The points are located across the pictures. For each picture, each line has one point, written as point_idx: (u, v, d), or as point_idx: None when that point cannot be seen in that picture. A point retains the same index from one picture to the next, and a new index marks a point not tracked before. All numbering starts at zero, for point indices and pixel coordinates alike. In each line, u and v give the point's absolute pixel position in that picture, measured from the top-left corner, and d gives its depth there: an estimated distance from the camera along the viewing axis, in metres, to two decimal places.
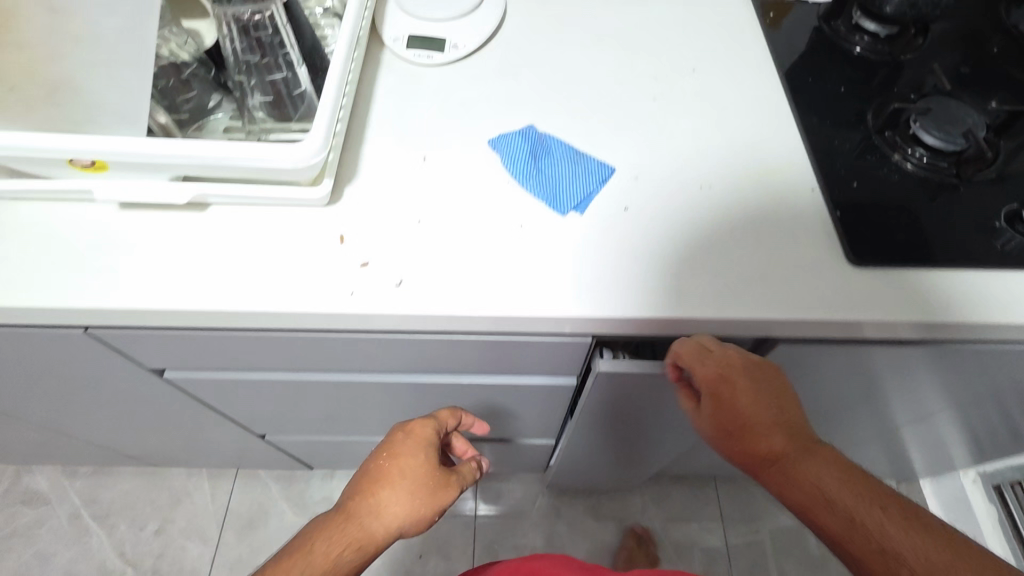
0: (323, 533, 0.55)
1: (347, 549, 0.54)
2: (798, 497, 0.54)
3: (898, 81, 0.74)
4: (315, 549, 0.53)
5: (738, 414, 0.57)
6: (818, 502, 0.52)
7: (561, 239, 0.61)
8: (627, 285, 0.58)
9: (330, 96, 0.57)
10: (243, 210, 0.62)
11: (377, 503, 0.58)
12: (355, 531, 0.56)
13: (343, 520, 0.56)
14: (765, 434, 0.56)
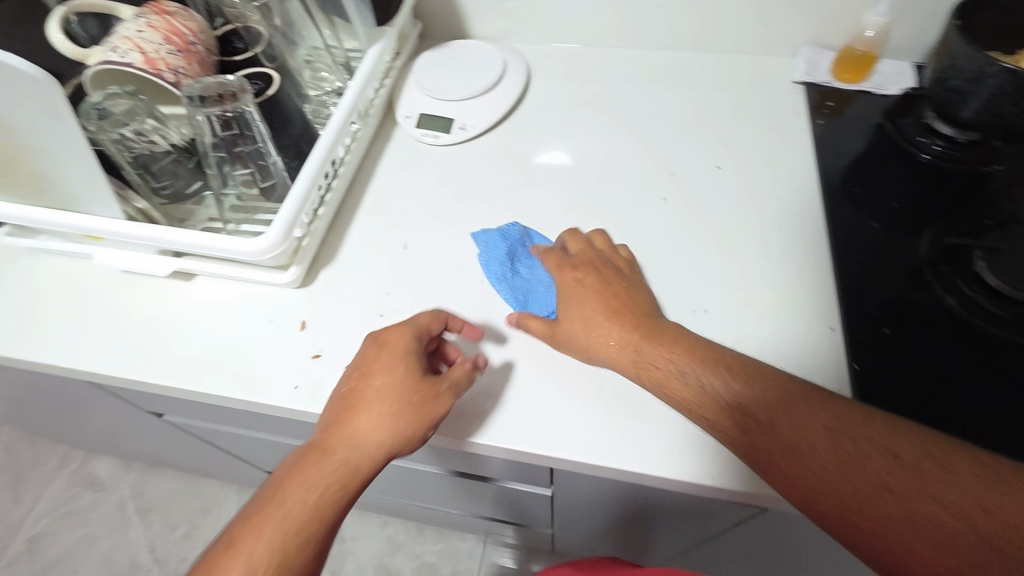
0: (267, 508, 0.46)
1: (298, 531, 0.45)
2: (825, 470, 0.42)
3: (973, 200, 0.61)
4: (256, 534, 0.44)
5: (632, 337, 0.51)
6: (798, 459, 0.42)
7: (522, 354, 0.56)
8: (583, 419, 0.52)
9: (301, 187, 0.57)
10: (224, 284, 0.64)
11: (326, 472, 0.47)
12: (307, 498, 0.46)
13: (294, 487, 0.46)
14: (781, 430, 0.44)
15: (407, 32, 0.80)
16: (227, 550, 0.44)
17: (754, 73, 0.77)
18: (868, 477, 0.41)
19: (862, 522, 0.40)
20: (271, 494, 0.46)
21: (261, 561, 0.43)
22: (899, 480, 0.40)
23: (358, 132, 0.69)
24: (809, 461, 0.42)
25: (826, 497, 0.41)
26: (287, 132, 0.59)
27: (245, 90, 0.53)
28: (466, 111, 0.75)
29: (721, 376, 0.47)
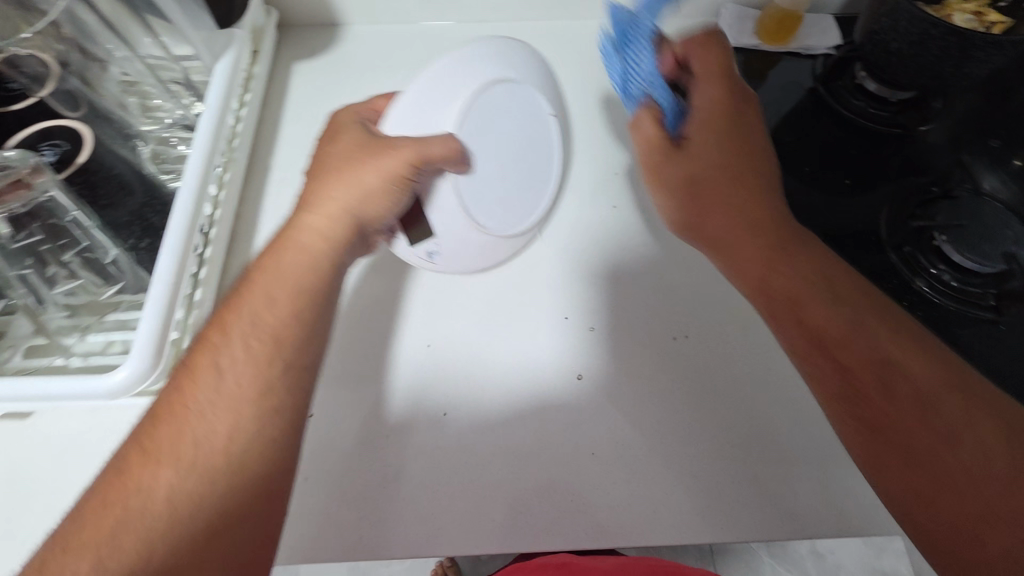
0: (221, 397, 0.36)
1: (268, 396, 0.37)
2: (789, 282, 0.43)
3: (917, 166, 0.61)
4: (204, 403, 0.36)
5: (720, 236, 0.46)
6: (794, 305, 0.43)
7: (498, 432, 0.48)
8: (585, 496, 0.45)
9: (165, 280, 0.41)
10: (80, 414, 0.47)
11: (292, 336, 0.39)
12: (288, 366, 0.38)
13: (234, 364, 0.37)
14: (736, 222, 0.46)
15: (262, 24, 0.62)
16: (150, 437, 0.35)
17: (677, 39, 0.70)
18: (860, 326, 0.41)
19: (818, 349, 0.41)
20: (199, 349, 0.38)
21: (222, 445, 0.35)
22: (896, 335, 0.40)
23: (226, 176, 0.53)
24: (778, 275, 0.44)
25: (819, 335, 0.41)
26: (123, 204, 0.43)
27: (40, 170, 0.37)
28: (479, 247, 0.50)
29: (732, 166, 0.46)
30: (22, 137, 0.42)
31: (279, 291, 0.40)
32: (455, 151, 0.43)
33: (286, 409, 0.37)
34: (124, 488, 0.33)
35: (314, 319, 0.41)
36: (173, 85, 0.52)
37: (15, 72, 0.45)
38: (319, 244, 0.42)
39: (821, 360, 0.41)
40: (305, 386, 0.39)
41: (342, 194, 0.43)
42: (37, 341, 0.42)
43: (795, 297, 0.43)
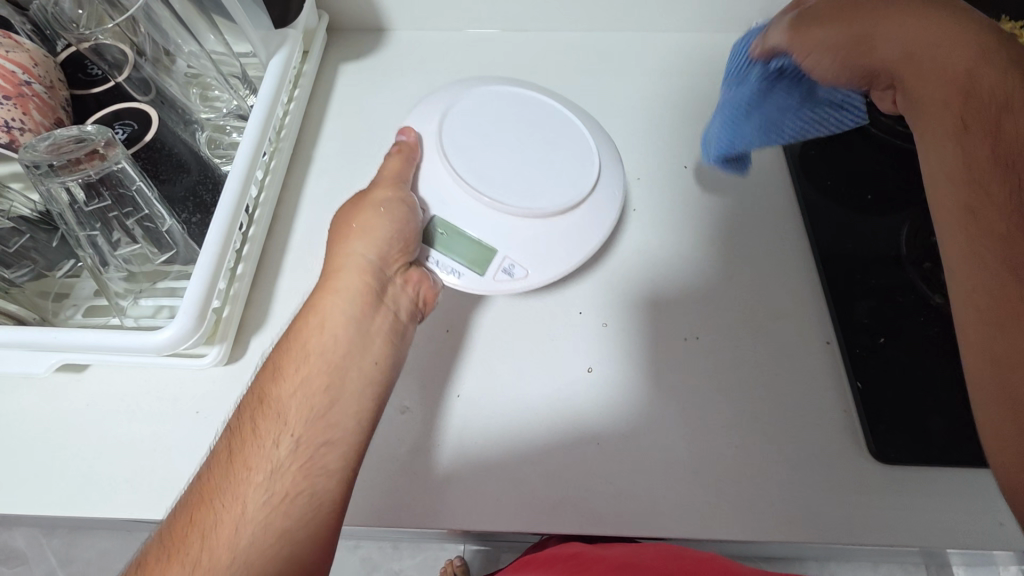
0: (228, 488, 0.41)
1: (279, 490, 0.41)
2: (1012, 137, 0.38)
3: None
4: (230, 498, 0.40)
5: (939, 66, 0.40)
6: (993, 105, 0.39)
7: (508, 416, 0.50)
8: (587, 484, 0.47)
9: (212, 251, 0.45)
10: (128, 373, 0.52)
11: (300, 418, 0.43)
12: (307, 460, 0.42)
13: (248, 460, 0.41)
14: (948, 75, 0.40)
15: (315, 26, 0.67)
16: (180, 520, 0.40)
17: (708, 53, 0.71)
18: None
19: (977, 218, 0.37)
20: (234, 446, 0.42)
21: (232, 533, 0.39)
22: (994, 220, 0.37)
23: (271, 163, 0.58)
24: (1011, 158, 0.38)
25: (1010, 157, 0.38)
26: (179, 180, 0.46)
27: (113, 144, 0.41)
28: (569, 225, 0.52)
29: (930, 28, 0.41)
30: (97, 118, 0.46)
31: (290, 370, 0.45)
32: (400, 154, 0.53)
33: (300, 503, 0.41)
34: (159, 566, 0.38)
35: (329, 401, 0.44)
36: (230, 79, 0.56)
37: (97, 60, 0.48)
38: (343, 330, 0.47)
39: (1015, 217, 0.36)
40: (325, 482, 0.42)
41: (358, 242, 0.48)
42: (97, 301, 0.48)
43: (981, 167, 0.38)
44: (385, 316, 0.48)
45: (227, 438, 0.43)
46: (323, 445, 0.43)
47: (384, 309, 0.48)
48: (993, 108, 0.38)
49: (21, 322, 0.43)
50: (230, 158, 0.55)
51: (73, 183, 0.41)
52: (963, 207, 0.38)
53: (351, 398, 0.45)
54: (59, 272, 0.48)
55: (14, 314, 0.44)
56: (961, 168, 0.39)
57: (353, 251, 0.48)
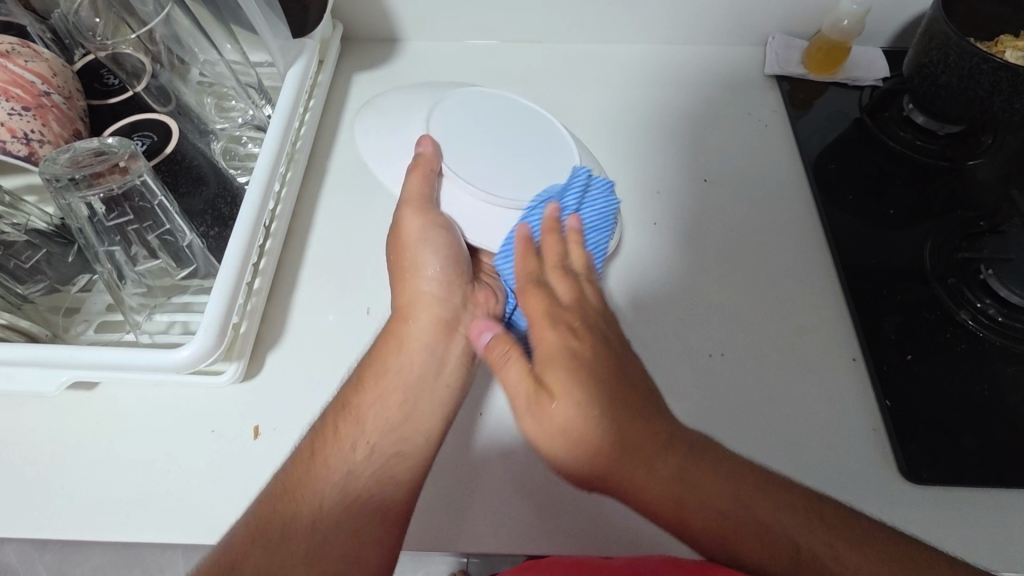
0: (302, 485, 0.42)
1: (352, 492, 0.43)
2: (765, 556, 0.41)
3: (965, 200, 0.60)
4: (325, 478, 0.43)
5: (665, 493, 0.42)
6: (682, 515, 0.42)
7: (533, 435, 0.49)
8: (611, 505, 0.46)
9: (231, 267, 0.43)
10: (141, 390, 0.50)
11: (375, 418, 0.46)
12: (384, 461, 0.45)
13: (346, 466, 0.44)
14: (648, 424, 0.44)
15: (330, 36, 0.66)
16: (287, 491, 0.42)
17: (724, 66, 0.71)
18: (739, 490, 0.42)
19: (736, 534, 0.41)
20: (316, 446, 0.44)
21: (327, 509, 0.42)
22: (784, 499, 0.41)
23: (288, 174, 0.56)
24: (699, 504, 0.42)
25: (794, 555, 0.40)
26: (198, 194, 0.45)
27: (136, 157, 0.40)
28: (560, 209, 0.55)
29: (591, 415, 0.44)
30: (114, 129, 0.45)
31: (365, 395, 0.47)
32: (420, 171, 0.51)
33: (401, 468, 0.45)
34: (272, 533, 0.40)
35: (406, 406, 0.48)
36: (247, 88, 0.55)
37: (116, 69, 0.46)
38: (421, 360, 0.49)
39: (793, 565, 0.40)
40: (414, 475, 0.44)
41: (418, 281, 0.51)
42: (111, 317, 0.46)
43: (677, 510, 0.42)
44: (441, 331, 0.51)
45: (328, 421, 0.45)
46: (420, 427, 0.47)
47: (456, 333, 0.52)
48: (633, 473, 0.43)
49: (33, 339, 0.42)
50: (247, 169, 0.54)
51: (93, 198, 0.40)
52: (766, 547, 0.41)
53: (420, 415, 0.47)
54: (73, 285, 0.46)
55: (27, 332, 0.42)
56: (713, 522, 0.42)
57: (410, 281, 0.51)
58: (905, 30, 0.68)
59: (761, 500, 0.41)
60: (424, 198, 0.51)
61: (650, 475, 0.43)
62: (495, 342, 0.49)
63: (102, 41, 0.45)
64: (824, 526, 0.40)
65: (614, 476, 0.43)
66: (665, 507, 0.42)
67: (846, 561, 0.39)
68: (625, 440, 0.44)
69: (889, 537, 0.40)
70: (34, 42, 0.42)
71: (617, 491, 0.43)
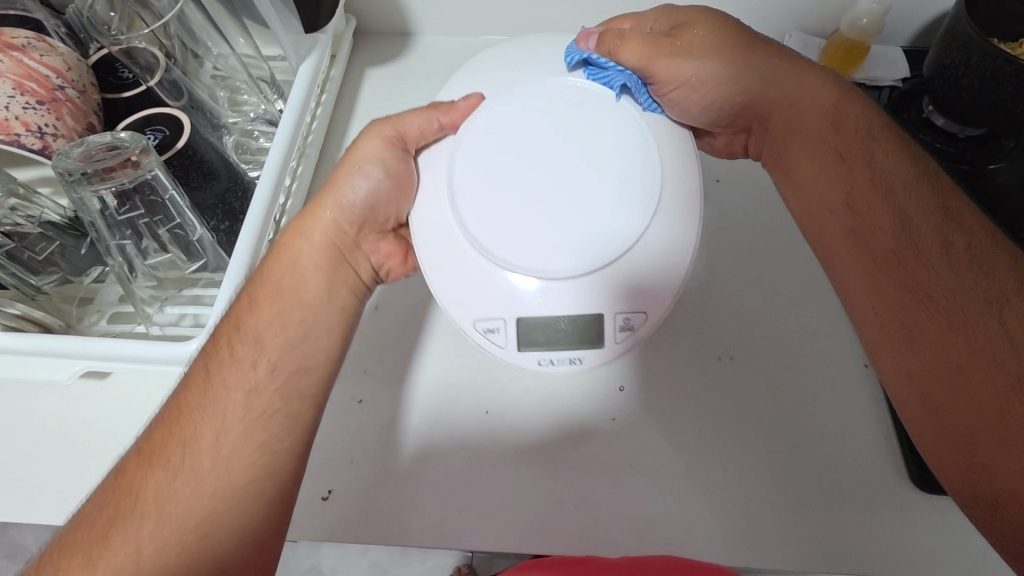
0: (178, 430, 0.38)
1: (251, 439, 0.38)
2: (960, 297, 0.39)
3: (986, 204, 0.59)
4: (194, 441, 0.37)
5: (835, 193, 0.44)
6: (936, 248, 0.40)
7: (539, 433, 0.49)
8: (615, 506, 0.46)
9: (239, 264, 0.44)
10: (152, 380, 0.51)
11: (268, 350, 0.41)
12: (280, 385, 0.41)
13: (234, 408, 0.39)
14: (827, 97, 0.46)
15: (342, 30, 0.66)
16: (148, 453, 0.37)
17: None
18: (914, 219, 0.41)
19: (877, 233, 0.42)
20: (194, 391, 0.39)
21: (195, 487, 0.36)
22: (949, 218, 0.41)
23: (298, 168, 0.57)
24: (902, 218, 0.42)
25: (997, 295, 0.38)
26: (210, 188, 0.45)
27: (147, 151, 0.40)
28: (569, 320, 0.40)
29: (738, 85, 0.45)
30: (128, 123, 0.46)
31: (256, 315, 0.41)
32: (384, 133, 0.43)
33: (277, 424, 0.39)
34: (127, 499, 0.35)
35: (304, 350, 0.42)
36: (259, 82, 0.55)
37: (130, 62, 0.47)
38: (300, 288, 0.43)
39: (962, 318, 0.38)
40: (285, 454, 0.39)
41: (320, 215, 0.44)
42: (122, 308, 0.47)
43: (887, 247, 0.41)
44: (315, 245, 0.44)
45: (203, 347, 0.41)
46: (298, 378, 0.42)
47: (349, 266, 0.46)
48: (955, 287, 0.39)
49: (46, 329, 0.43)
50: (258, 163, 0.54)
51: (105, 191, 0.40)
52: (916, 288, 0.40)
53: (316, 344, 0.43)
54: (87, 277, 0.47)
55: (40, 322, 0.43)
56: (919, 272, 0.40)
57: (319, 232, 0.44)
58: (928, 28, 0.67)
59: (908, 188, 0.43)
60: (405, 134, 0.43)
61: (828, 218, 0.45)
62: (606, 39, 0.43)
63: (113, 35, 0.45)
64: (977, 275, 0.39)
65: (789, 121, 0.46)
66: (849, 248, 0.43)
67: (975, 307, 0.38)
68: (801, 136, 0.46)
69: (1022, 266, 0.39)
70: (49, 37, 0.42)
71: (788, 139, 0.47)
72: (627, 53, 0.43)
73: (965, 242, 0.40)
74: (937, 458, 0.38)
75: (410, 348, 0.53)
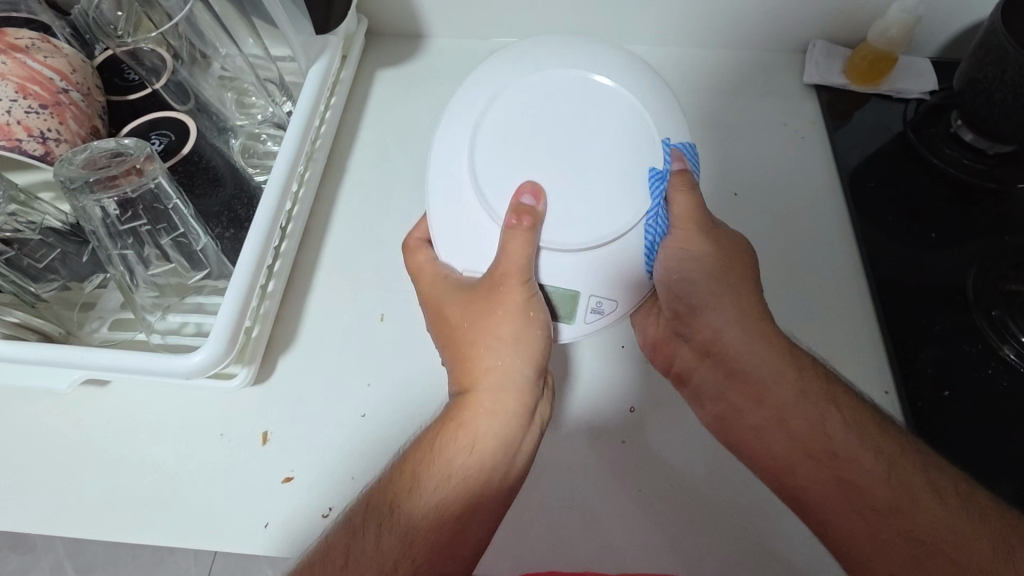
0: (323, 566, 0.37)
1: (389, 562, 0.38)
2: (856, 471, 0.40)
3: (1015, 224, 0.57)
4: (355, 567, 0.37)
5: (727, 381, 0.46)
6: (750, 392, 0.45)
7: (546, 455, 0.47)
8: (625, 533, 0.44)
9: (243, 272, 0.42)
10: (150, 389, 0.50)
11: (453, 489, 0.40)
12: (419, 533, 0.39)
13: (379, 546, 0.38)
14: (772, 359, 0.44)
15: (353, 31, 0.64)
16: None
17: (760, 73, 0.68)
18: (788, 412, 0.43)
19: (822, 467, 0.41)
20: (370, 514, 0.39)
21: None
22: (792, 381, 0.43)
23: (306, 174, 0.55)
24: (796, 430, 0.42)
25: (849, 476, 0.40)
26: (215, 194, 0.43)
27: (152, 158, 0.39)
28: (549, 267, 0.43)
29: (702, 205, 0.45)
30: (133, 126, 0.44)
31: (422, 482, 0.40)
32: (525, 231, 0.40)
33: (409, 574, 0.38)
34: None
35: (467, 509, 0.40)
36: (268, 84, 0.53)
37: (134, 65, 0.45)
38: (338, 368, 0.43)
39: (834, 485, 0.40)
40: (437, 567, 0.38)
41: (439, 288, 0.44)
42: (124, 315, 0.46)
43: (743, 395, 0.45)
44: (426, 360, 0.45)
45: (369, 491, 0.41)
46: (469, 520, 0.40)
47: (528, 425, 0.43)
48: (835, 458, 0.41)
49: (46, 338, 0.42)
50: (265, 169, 0.53)
51: (108, 200, 0.39)
52: (782, 430, 0.43)
53: (496, 483, 0.41)
54: (88, 284, 0.46)
55: (40, 330, 0.42)
56: (794, 444, 0.42)
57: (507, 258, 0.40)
58: (957, 39, 0.65)
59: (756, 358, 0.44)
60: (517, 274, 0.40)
61: (772, 408, 0.43)
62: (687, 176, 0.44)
63: (120, 36, 0.44)
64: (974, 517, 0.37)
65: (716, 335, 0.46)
66: (716, 421, 0.45)
67: (841, 443, 0.41)
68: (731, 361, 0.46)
69: (898, 446, 0.40)
70: (53, 37, 0.41)
71: (720, 359, 0.46)
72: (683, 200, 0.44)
73: (801, 423, 0.42)
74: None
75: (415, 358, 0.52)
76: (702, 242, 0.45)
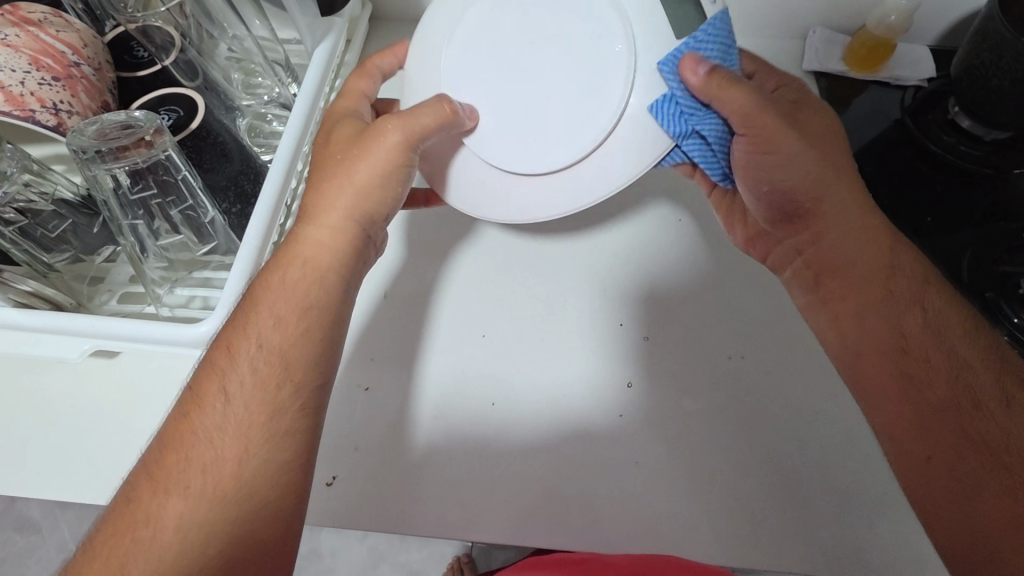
0: (176, 471, 0.34)
1: (249, 443, 0.35)
2: (946, 385, 0.41)
3: (1012, 209, 0.57)
4: (189, 467, 0.34)
5: (826, 253, 0.47)
6: (903, 350, 0.42)
7: (544, 429, 0.48)
8: (620, 504, 0.45)
9: (250, 246, 0.43)
10: (159, 361, 0.51)
11: (297, 346, 0.38)
12: (261, 415, 0.36)
13: (239, 434, 0.35)
14: (874, 257, 0.45)
15: (359, 15, 0.65)
16: (183, 422, 0.36)
17: (760, 59, 0.69)
18: (925, 346, 0.42)
19: (918, 374, 0.41)
20: (193, 400, 0.36)
21: (173, 529, 0.32)
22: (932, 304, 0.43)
23: None
24: (924, 351, 0.42)
25: (923, 355, 0.42)
26: (222, 169, 0.44)
27: (162, 131, 0.40)
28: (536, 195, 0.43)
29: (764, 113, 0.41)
30: (142, 102, 0.45)
31: (263, 325, 0.38)
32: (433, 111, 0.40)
33: (286, 439, 0.36)
34: (151, 495, 0.34)
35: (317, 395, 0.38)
36: (274, 65, 0.54)
37: (145, 42, 0.46)
38: (316, 278, 0.40)
39: (934, 402, 0.40)
40: (286, 470, 0.36)
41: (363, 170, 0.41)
42: (133, 288, 0.47)
43: (893, 349, 0.43)
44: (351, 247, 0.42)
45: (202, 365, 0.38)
46: (296, 403, 0.37)
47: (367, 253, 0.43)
48: (920, 378, 0.41)
49: (57, 307, 0.43)
50: (272, 149, 0.54)
51: (118, 170, 0.40)
52: (920, 391, 0.41)
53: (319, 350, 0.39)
54: (97, 256, 0.47)
55: (51, 299, 0.43)
56: (890, 341, 0.43)
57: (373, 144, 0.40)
58: (956, 27, 0.65)
59: (898, 271, 0.45)
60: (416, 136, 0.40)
61: (850, 306, 0.45)
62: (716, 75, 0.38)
63: (131, 13, 0.44)
64: (957, 443, 0.39)
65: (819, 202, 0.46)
66: (835, 341, 0.46)
67: (979, 388, 0.40)
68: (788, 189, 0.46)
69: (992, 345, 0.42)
70: (66, 13, 0.42)
71: (822, 272, 0.48)
72: (729, 101, 0.39)
73: (967, 373, 0.41)
74: (921, 512, 0.39)
75: (416, 333, 0.54)
76: (795, 140, 0.43)
